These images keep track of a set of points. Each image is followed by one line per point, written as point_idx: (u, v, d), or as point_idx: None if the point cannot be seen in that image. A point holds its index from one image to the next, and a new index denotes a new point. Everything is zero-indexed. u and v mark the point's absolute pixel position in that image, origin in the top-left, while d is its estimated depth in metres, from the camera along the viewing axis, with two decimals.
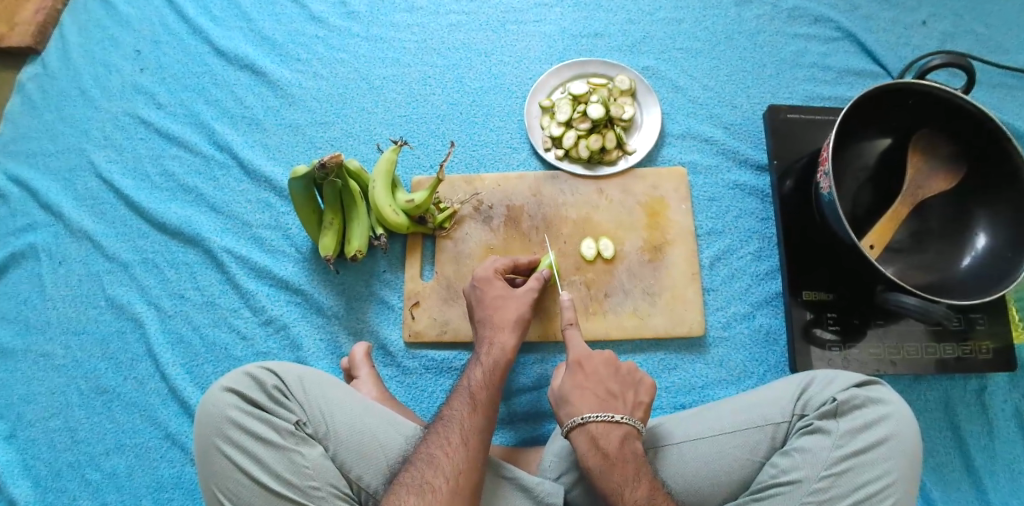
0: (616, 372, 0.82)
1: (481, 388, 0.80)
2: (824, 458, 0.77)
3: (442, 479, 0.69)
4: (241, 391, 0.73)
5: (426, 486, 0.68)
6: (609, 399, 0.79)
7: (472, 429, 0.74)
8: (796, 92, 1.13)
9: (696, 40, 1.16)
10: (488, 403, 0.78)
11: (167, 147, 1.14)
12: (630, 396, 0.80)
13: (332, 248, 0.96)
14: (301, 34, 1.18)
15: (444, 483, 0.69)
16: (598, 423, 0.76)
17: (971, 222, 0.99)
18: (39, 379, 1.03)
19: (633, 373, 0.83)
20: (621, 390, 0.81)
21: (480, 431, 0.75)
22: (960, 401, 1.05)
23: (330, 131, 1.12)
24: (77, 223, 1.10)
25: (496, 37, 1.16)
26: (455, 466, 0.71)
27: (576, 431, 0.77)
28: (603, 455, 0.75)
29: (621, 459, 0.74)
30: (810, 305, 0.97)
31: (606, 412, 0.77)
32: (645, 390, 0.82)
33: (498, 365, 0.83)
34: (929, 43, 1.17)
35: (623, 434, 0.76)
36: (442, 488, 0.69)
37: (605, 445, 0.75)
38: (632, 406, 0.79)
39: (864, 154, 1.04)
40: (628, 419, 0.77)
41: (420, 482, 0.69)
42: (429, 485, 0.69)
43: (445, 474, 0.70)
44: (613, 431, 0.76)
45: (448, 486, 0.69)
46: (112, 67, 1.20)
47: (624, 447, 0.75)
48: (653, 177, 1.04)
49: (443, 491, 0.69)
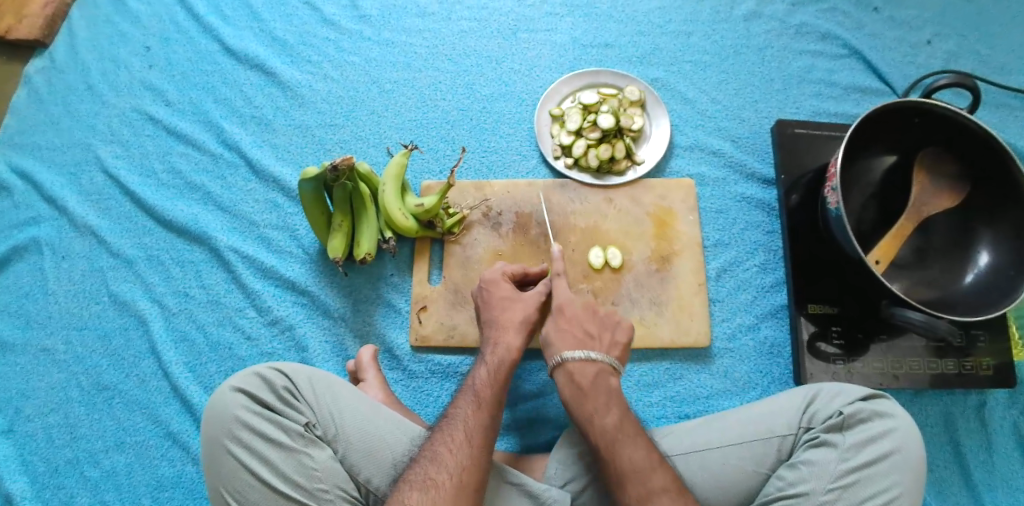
0: (596, 315, 0.85)
1: (486, 386, 0.79)
2: (831, 471, 0.77)
3: (445, 475, 0.69)
4: (251, 392, 0.73)
5: (430, 483, 0.68)
6: (586, 336, 0.83)
7: (477, 428, 0.74)
8: (803, 107, 1.14)
9: (705, 53, 1.17)
10: (493, 401, 0.77)
11: (175, 145, 1.14)
12: (608, 336, 0.83)
13: (340, 250, 0.96)
14: (312, 36, 1.19)
15: (448, 479, 0.69)
16: (576, 360, 0.80)
17: (973, 239, 1.00)
18: (40, 374, 1.02)
19: (614, 318, 0.86)
20: (599, 330, 0.84)
21: (484, 428, 0.74)
22: (960, 416, 1.06)
23: (340, 134, 1.12)
24: (81, 218, 1.09)
25: (507, 45, 1.17)
26: (458, 463, 0.70)
27: (556, 367, 0.80)
28: (577, 386, 0.78)
29: (595, 390, 0.77)
30: (815, 318, 0.98)
31: (583, 349, 0.81)
32: (623, 330, 0.85)
33: (504, 364, 0.81)
34: (932, 62, 1.19)
35: (599, 370, 0.79)
36: (445, 484, 0.68)
37: (580, 378, 0.79)
38: (609, 346, 0.82)
39: (869, 171, 1.05)
40: (603, 355, 0.80)
41: (423, 478, 0.69)
42: (433, 481, 0.68)
43: (449, 470, 0.69)
44: (589, 366, 0.79)
45: (451, 482, 0.69)
46: (121, 63, 1.20)
47: (599, 381, 0.78)
48: (661, 187, 1.05)
49: (446, 487, 0.68)
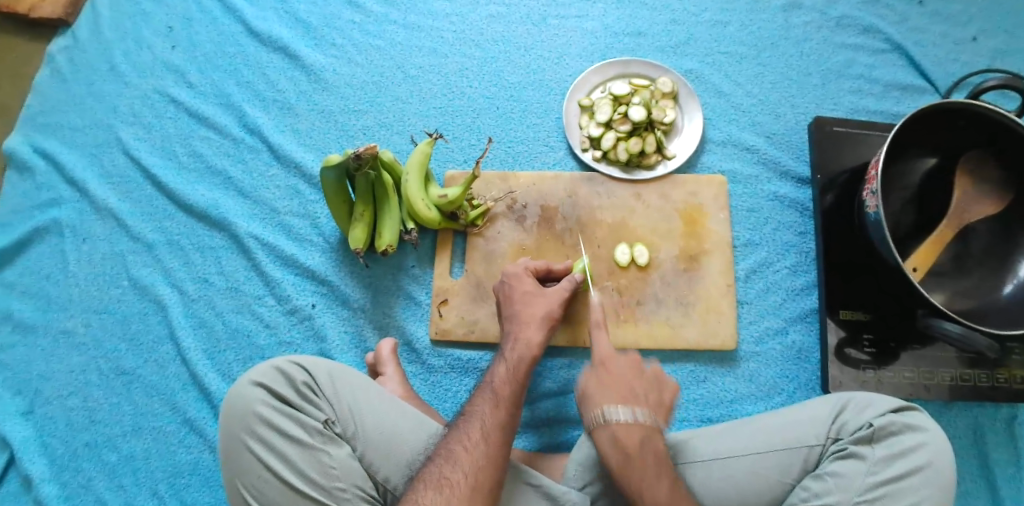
0: (641, 374, 0.78)
1: (505, 383, 0.77)
2: (858, 485, 0.75)
3: (460, 474, 0.67)
4: (269, 386, 0.72)
5: (444, 482, 0.67)
6: (631, 395, 0.76)
7: (494, 426, 0.72)
8: (842, 104, 1.10)
9: (742, 45, 1.13)
10: (511, 399, 0.75)
11: (196, 128, 1.12)
12: (653, 396, 0.77)
13: (362, 241, 0.94)
14: (336, 18, 1.16)
15: (463, 478, 0.67)
16: (622, 424, 0.73)
17: (1015, 249, 0.96)
18: (58, 355, 1.02)
19: (658, 372, 0.79)
20: (644, 390, 0.77)
21: (502, 427, 0.72)
22: (989, 429, 1.03)
23: (363, 120, 1.10)
24: (102, 201, 1.08)
25: (537, 31, 1.13)
26: (474, 462, 0.69)
27: (598, 428, 0.73)
28: (624, 453, 0.72)
29: (642, 456, 0.71)
30: (845, 323, 0.95)
31: (629, 408, 0.74)
32: (668, 390, 0.79)
33: (523, 360, 0.80)
34: (979, 60, 1.14)
35: (645, 432, 0.73)
36: (460, 483, 0.67)
37: (626, 443, 0.72)
38: (655, 406, 0.76)
39: (908, 173, 1.01)
40: (650, 417, 0.73)
41: (437, 477, 0.67)
42: (447, 480, 0.67)
43: (464, 470, 0.68)
44: (636, 430, 0.73)
45: (466, 481, 0.67)
46: (142, 42, 1.18)
47: (646, 447, 0.72)
48: (692, 184, 1.01)
49: (461, 487, 0.66)
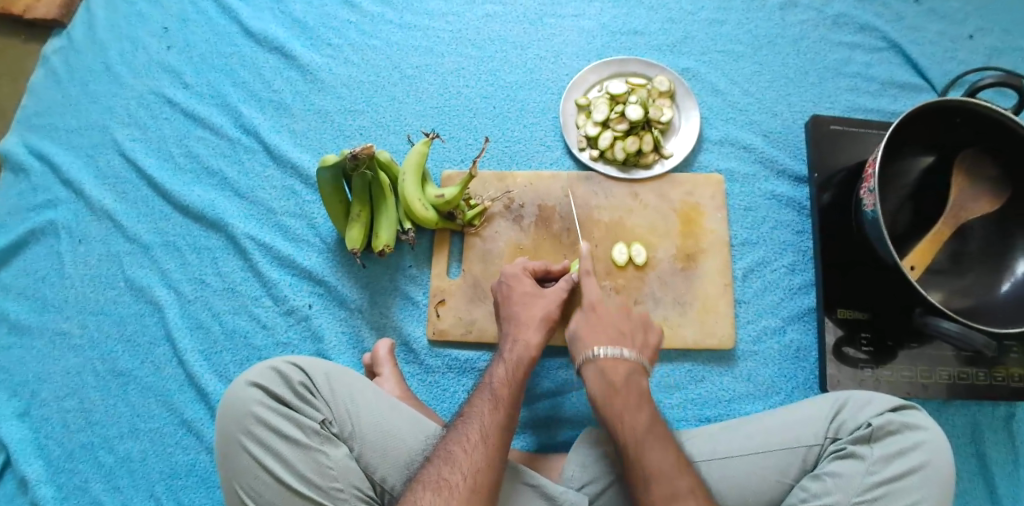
0: (629, 316, 0.85)
1: (503, 384, 0.77)
2: (857, 484, 0.75)
3: (459, 476, 0.67)
4: (266, 386, 0.72)
5: (443, 484, 0.66)
6: (619, 335, 0.83)
7: (493, 427, 0.72)
8: (839, 103, 1.10)
9: (738, 43, 1.13)
10: (510, 400, 0.75)
11: (192, 128, 1.12)
12: (639, 338, 0.84)
13: (359, 241, 0.94)
14: (332, 18, 1.16)
15: (462, 480, 0.67)
16: (609, 358, 0.80)
17: (1012, 247, 0.96)
18: (55, 357, 1.01)
19: (644, 321, 0.87)
20: (630, 330, 0.84)
21: (501, 428, 0.72)
22: (987, 427, 1.03)
23: (359, 120, 1.09)
24: (98, 202, 1.07)
25: (533, 30, 1.13)
26: (473, 463, 0.68)
27: (587, 364, 0.80)
28: (607, 385, 0.78)
29: (625, 388, 0.77)
30: (844, 323, 0.95)
31: (616, 347, 0.80)
32: (654, 334, 0.85)
33: (521, 362, 0.80)
34: (975, 58, 1.14)
35: (630, 370, 0.80)
36: (459, 485, 0.66)
37: (611, 376, 0.78)
38: (641, 346, 0.83)
39: (905, 172, 1.01)
40: (635, 356, 0.80)
41: (436, 479, 0.67)
42: (446, 482, 0.66)
43: (463, 471, 0.67)
44: (622, 366, 0.79)
45: (465, 483, 0.67)
46: (138, 42, 1.17)
47: (630, 383, 0.78)
48: (689, 183, 1.01)
49: (460, 489, 0.66)
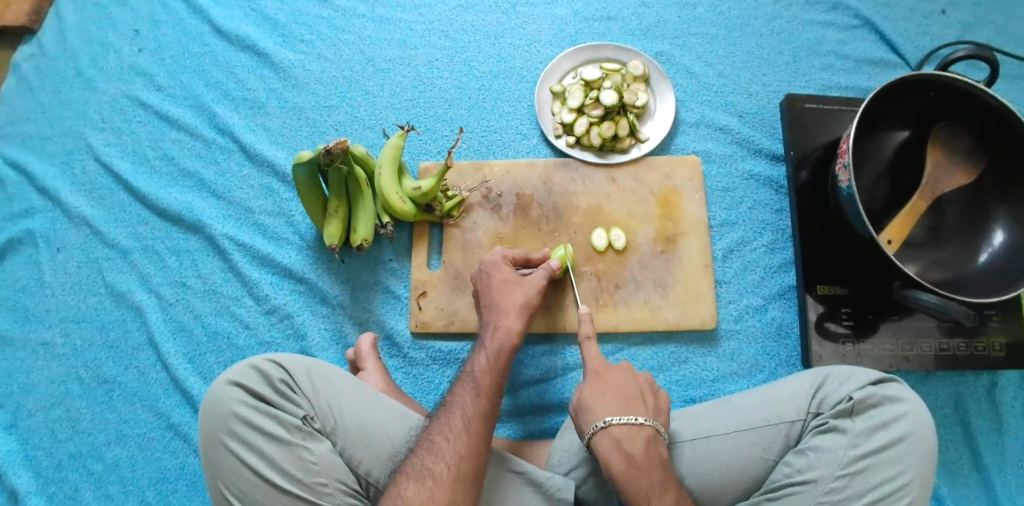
0: (636, 376, 0.77)
1: (486, 373, 0.77)
2: (840, 457, 0.75)
3: (442, 465, 0.67)
4: (247, 385, 0.71)
5: (427, 473, 0.66)
6: (631, 399, 0.73)
7: (475, 415, 0.71)
8: (814, 81, 1.10)
9: (712, 26, 1.13)
10: (493, 388, 0.75)
11: (166, 131, 1.11)
12: (651, 399, 0.75)
13: (337, 237, 0.94)
14: (304, 14, 1.15)
15: (446, 469, 0.67)
16: (622, 427, 0.70)
17: (989, 218, 0.97)
18: (38, 367, 1.00)
19: (652, 380, 0.77)
20: (641, 393, 0.75)
21: (483, 417, 0.72)
22: (971, 397, 1.04)
23: (335, 116, 1.09)
24: (74, 209, 1.07)
25: (506, 19, 1.13)
26: (456, 451, 0.68)
27: (599, 435, 0.70)
28: (627, 458, 0.68)
29: (648, 464, 0.68)
30: (824, 299, 0.96)
31: (629, 414, 0.71)
32: (662, 397, 0.76)
33: (504, 350, 0.79)
34: (948, 32, 1.14)
35: (647, 439, 0.70)
36: (443, 474, 0.66)
37: (629, 448, 0.69)
38: (655, 411, 0.73)
39: (880, 147, 1.02)
40: (652, 422, 0.70)
41: (419, 468, 0.67)
42: (429, 471, 0.66)
43: (446, 460, 0.67)
44: (639, 435, 0.70)
45: (449, 472, 0.66)
46: (109, 46, 1.16)
47: (651, 455, 0.69)
48: (666, 165, 1.01)
49: (444, 478, 0.66)
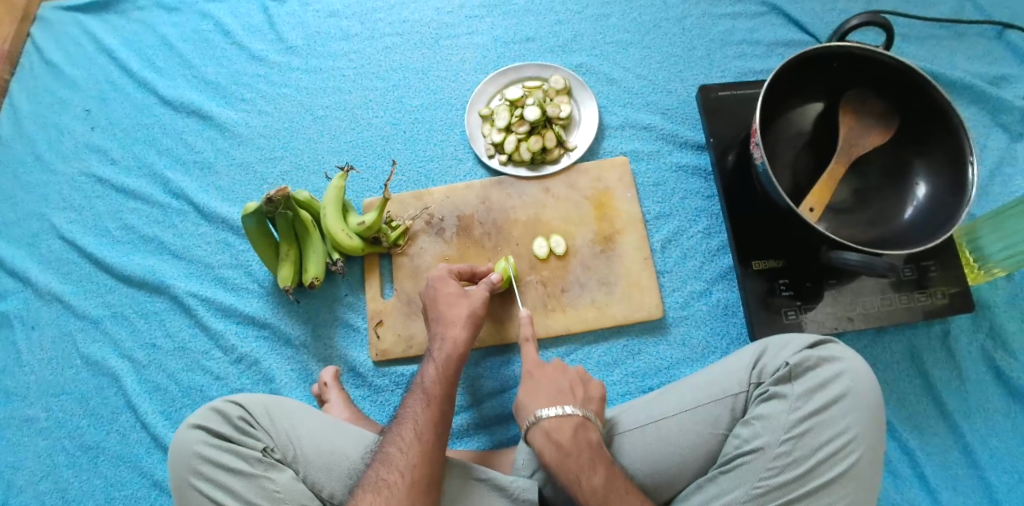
0: (567, 372, 0.84)
1: (435, 383, 0.80)
2: (783, 422, 0.78)
3: (396, 474, 0.70)
4: (208, 426, 0.75)
5: (382, 484, 0.70)
6: (560, 393, 0.80)
7: (427, 424, 0.75)
8: (729, 70, 1.16)
9: (626, 32, 1.19)
10: (443, 397, 0.79)
11: (125, 201, 1.17)
12: (580, 391, 0.82)
13: (290, 279, 0.98)
14: (243, 74, 1.21)
15: (400, 478, 0.70)
16: (552, 419, 0.77)
17: (910, 173, 1.01)
18: (25, 443, 1.05)
19: (582, 373, 0.85)
20: (570, 385, 0.82)
21: (435, 425, 0.75)
22: (926, 349, 1.07)
23: (281, 166, 1.15)
24: (44, 287, 1.12)
25: (432, 54, 1.19)
26: (409, 461, 0.71)
27: (532, 429, 0.77)
28: (557, 446, 0.74)
29: (576, 448, 0.74)
30: (762, 274, 0.99)
31: (557, 405, 0.78)
32: (594, 387, 0.83)
33: (451, 361, 0.82)
34: (853, 6, 1.20)
35: (577, 425, 0.76)
36: (398, 483, 0.69)
37: (559, 436, 0.75)
38: (584, 400, 0.80)
39: (796, 122, 1.06)
40: (577, 409, 0.77)
41: (375, 480, 0.70)
42: (384, 482, 0.70)
43: (400, 469, 0.71)
44: (567, 423, 0.76)
45: (404, 480, 0.70)
46: (64, 129, 1.23)
47: (579, 438, 0.75)
48: (596, 169, 1.06)
49: (399, 487, 0.69)
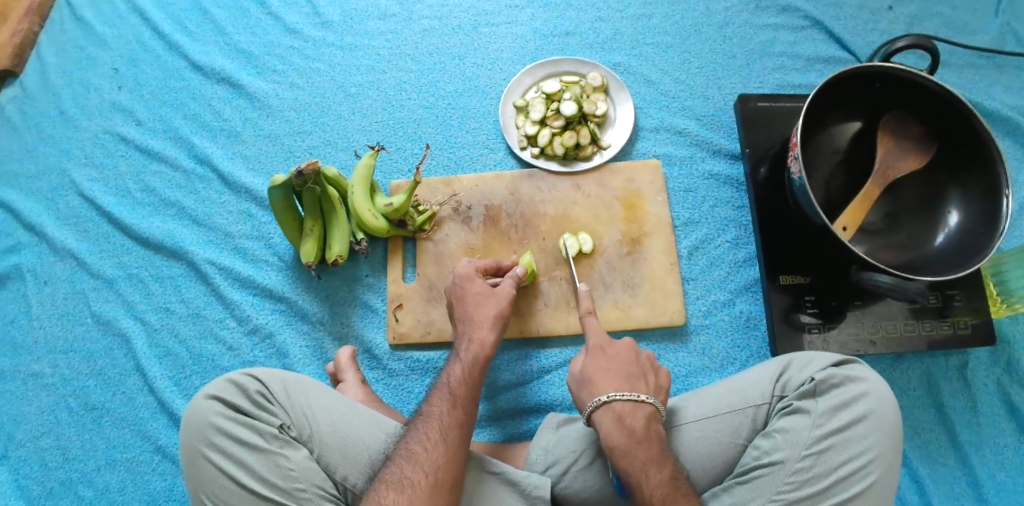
0: (637, 359, 0.82)
1: (462, 384, 0.79)
2: (804, 437, 0.77)
3: (421, 474, 0.69)
4: (224, 398, 0.74)
5: (405, 482, 0.68)
6: (633, 378, 0.79)
7: (453, 425, 0.74)
8: (767, 82, 1.15)
9: (666, 35, 1.18)
10: (468, 398, 0.77)
11: (148, 163, 1.15)
12: (652, 379, 0.81)
13: (313, 254, 0.97)
14: (276, 46, 1.20)
15: (424, 478, 0.69)
16: (624, 403, 0.76)
17: (944, 200, 0.99)
18: (28, 398, 1.03)
19: (653, 361, 0.83)
20: (642, 371, 0.81)
21: (459, 426, 0.74)
22: (943, 377, 1.05)
23: (308, 140, 1.13)
24: (60, 242, 1.10)
25: (469, 40, 1.18)
26: (434, 461, 0.70)
27: (602, 410, 0.76)
28: (629, 433, 0.73)
29: (647, 438, 0.73)
30: (788, 289, 0.99)
31: (631, 391, 0.77)
32: (662, 375, 0.83)
33: (479, 361, 0.82)
34: (895, 27, 1.19)
35: (648, 416, 0.76)
36: (422, 482, 0.68)
37: (631, 423, 0.74)
38: (655, 389, 0.80)
39: (834, 139, 1.05)
40: (654, 400, 0.76)
41: (398, 478, 0.69)
42: (408, 481, 0.68)
43: (425, 469, 0.69)
44: (640, 412, 0.75)
45: (427, 481, 0.69)
46: (90, 85, 1.21)
47: (650, 431, 0.74)
48: (628, 170, 1.05)
49: (422, 486, 0.68)
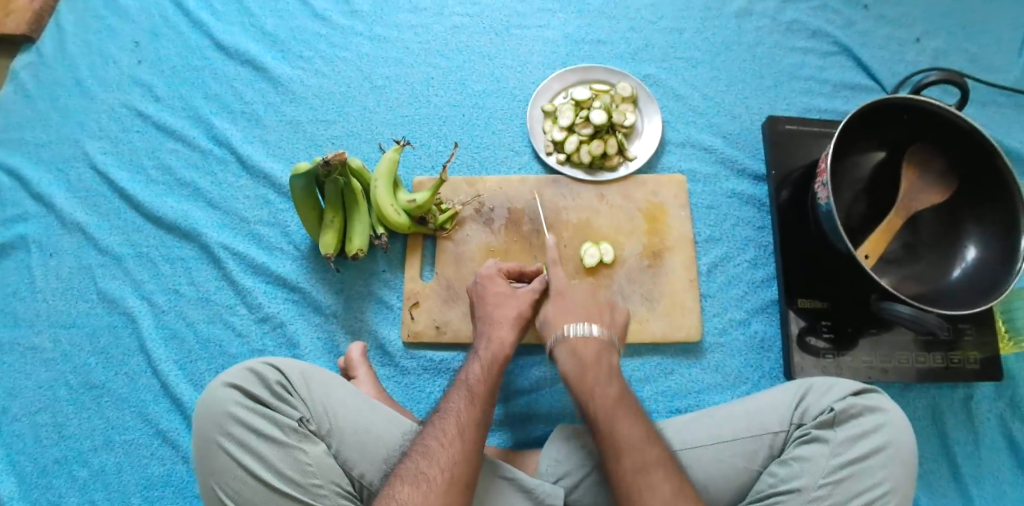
0: (595, 297, 0.86)
1: (480, 381, 0.77)
2: (822, 467, 0.76)
3: (436, 469, 0.68)
4: (244, 387, 0.73)
5: (421, 477, 0.67)
6: (589, 310, 0.84)
7: (469, 422, 0.72)
8: (794, 104, 1.15)
9: (697, 50, 1.18)
10: (486, 396, 0.75)
11: (164, 140, 1.13)
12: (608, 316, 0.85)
13: (332, 246, 0.96)
14: (303, 31, 1.18)
15: (439, 473, 0.67)
16: (578, 337, 0.81)
17: (962, 235, 1.00)
18: (27, 372, 1.01)
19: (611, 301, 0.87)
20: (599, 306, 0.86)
21: (477, 424, 0.72)
22: (948, 408, 1.05)
23: (331, 129, 1.12)
24: (69, 216, 1.08)
25: (500, 40, 1.17)
26: (450, 457, 0.69)
27: (558, 345, 0.81)
28: (579, 361, 0.79)
29: (597, 365, 0.79)
30: (805, 312, 0.99)
31: (584, 324, 0.82)
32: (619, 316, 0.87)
33: (497, 360, 0.80)
34: (922, 60, 1.20)
35: (600, 348, 0.81)
36: (436, 478, 0.67)
37: (582, 352, 0.80)
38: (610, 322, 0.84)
39: (858, 166, 1.05)
40: (605, 331, 0.81)
41: (414, 472, 0.67)
42: (424, 475, 0.67)
43: (440, 465, 0.68)
44: (593, 343, 0.80)
45: (442, 476, 0.67)
46: (109, 57, 1.19)
47: (601, 360, 0.79)
48: (653, 183, 1.05)
49: (438, 481, 0.67)
